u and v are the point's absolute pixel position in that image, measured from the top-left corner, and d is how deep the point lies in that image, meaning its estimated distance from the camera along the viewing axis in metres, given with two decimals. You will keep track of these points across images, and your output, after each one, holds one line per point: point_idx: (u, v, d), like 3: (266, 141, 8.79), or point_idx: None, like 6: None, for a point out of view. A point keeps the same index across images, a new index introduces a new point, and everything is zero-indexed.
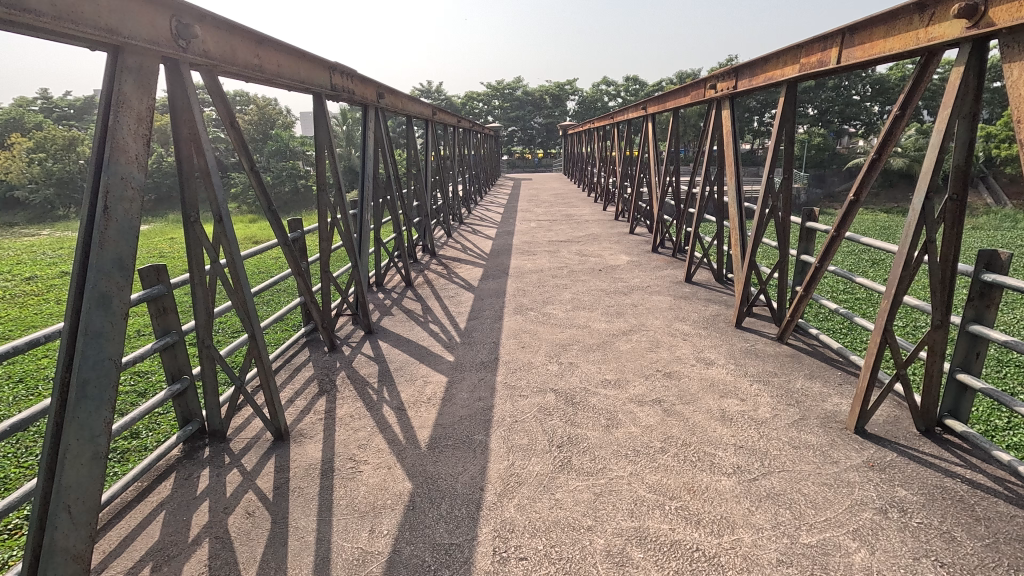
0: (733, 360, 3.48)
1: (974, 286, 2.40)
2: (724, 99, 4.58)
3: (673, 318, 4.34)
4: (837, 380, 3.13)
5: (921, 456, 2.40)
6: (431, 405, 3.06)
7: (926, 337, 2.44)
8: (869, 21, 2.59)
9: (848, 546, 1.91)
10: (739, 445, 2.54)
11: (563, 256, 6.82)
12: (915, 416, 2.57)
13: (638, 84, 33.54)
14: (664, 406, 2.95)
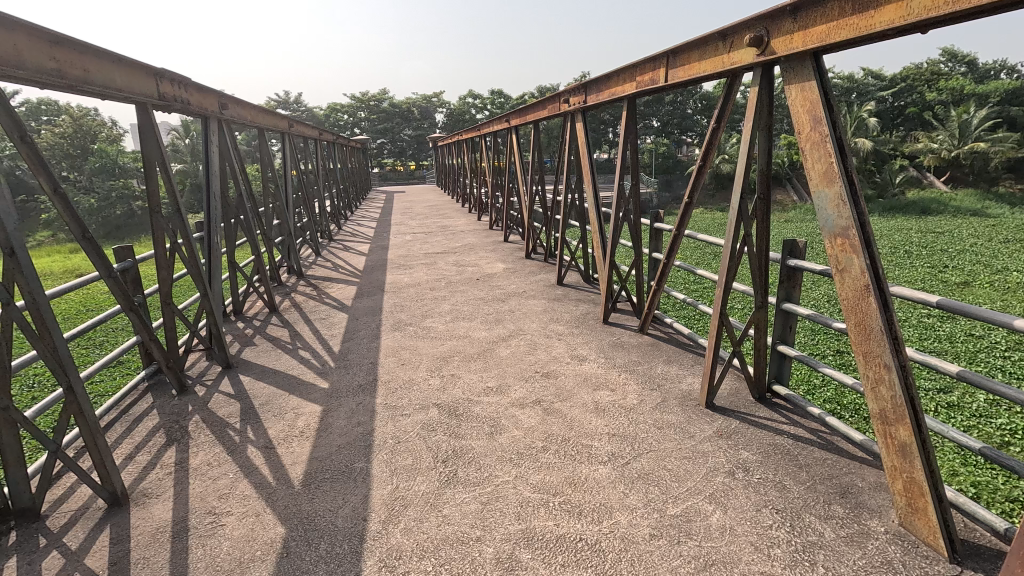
0: (602, 354, 3.74)
1: (783, 270, 2.85)
2: (577, 112, 4.93)
3: (548, 320, 4.55)
4: (689, 362, 3.52)
5: (757, 420, 2.78)
6: (304, 438, 2.84)
7: (753, 317, 2.84)
8: (686, 46, 2.97)
9: (705, 510, 2.13)
10: (612, 433, 2.73)
11: (440, 267, 6.81)
12: (751, 385, 2.97)
13: (503, 98, 34.87)
14: (543, 405, 3.06)
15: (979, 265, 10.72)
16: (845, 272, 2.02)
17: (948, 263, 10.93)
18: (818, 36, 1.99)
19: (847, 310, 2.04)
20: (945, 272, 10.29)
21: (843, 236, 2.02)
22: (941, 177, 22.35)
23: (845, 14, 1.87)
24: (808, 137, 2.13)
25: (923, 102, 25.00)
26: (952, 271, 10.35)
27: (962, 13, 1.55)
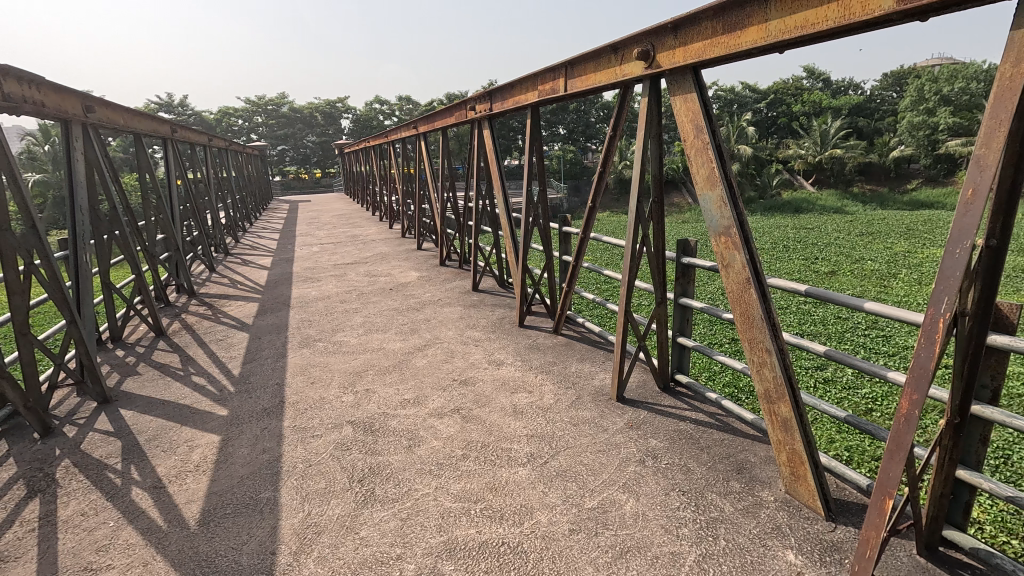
0: (519, 358, 3.79)
1: (679, 267, 3.06)
2: (484, 120, 4.97)
3: (464, 327, 4.53)
4: (601, 359, 3.67)
5: (663, 408, 2.96)
6: (200, 472, 2.59)
7: (655, 312, 3.03)
8: (582, 58, 3.11)
9: (620, 500, 2.23)
10: (531, 434, 2.77)
11: (351, 278, 6.55)
12: (657, 376, 3.16)
13: (412, 104, 34.42)
14: (462, 413, 3.05)
15: (842, 256, 12.27)
16: (729, 268, 2.22)
17: (818, 255, 12.40)
18: (696, 53, 2.17)
19: (733, 301, 2.23)
20: (817, 264, 11.65)
21: (726, 234, 2.20)
22: (808, 180, 25.35)
23: (717, 34, 2.05)
24: (693, 144, 2.31)
25: (791, 113, 28.19)
26: (821, 262, 11.74)
27: (809, 38, 1.75)
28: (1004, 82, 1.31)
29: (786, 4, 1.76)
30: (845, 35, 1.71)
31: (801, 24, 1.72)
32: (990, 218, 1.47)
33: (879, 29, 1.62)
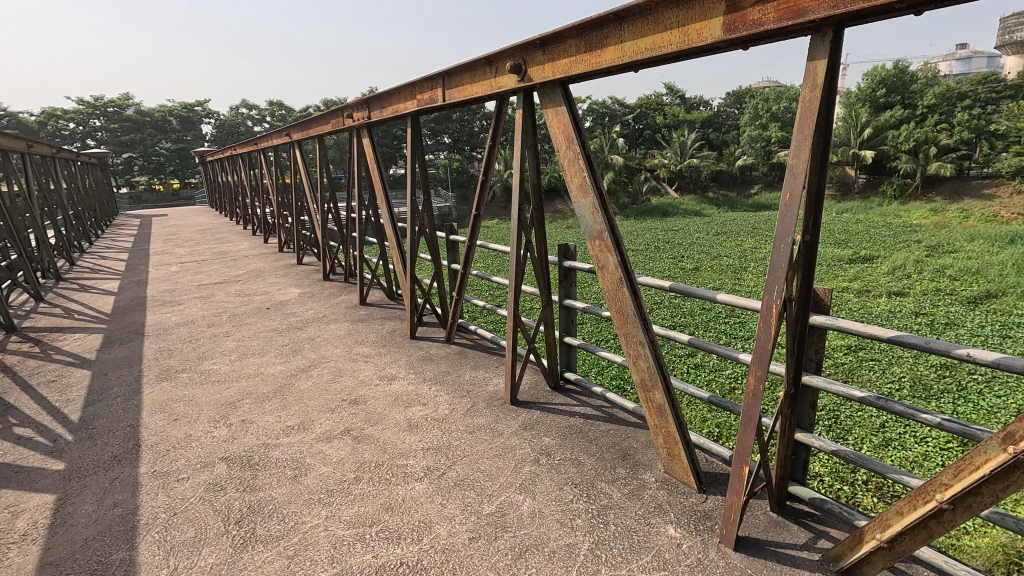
0: (412, 370, 3.70)
1: (561, 271, 3.21)
2: (362, 127, 4.81)
3: (352, 343, 4.33)
4: (494, 364, 3.72)
5: (554, 407, 3.07)
6: (30, 541, 2.17)
7: (541, 315, 3.14)
8: (458, 69, 3.15)
9: (517, 501, 2.27)
10: (427, 447, 2.73)
11: (219, 299, 5.93)
12: (547, 376, 3.28)
13: (284, 110, 32.23)
14: (353, 433, 2.90)
15: (703, 254, 13.78)
16: (605, 269, 2.37)
17: (684, 255, 13.79)
18: (564, 68, 2.30)
19: (610, 299, 2.39)
20: (684, 262, 12.93)
21: (600, 238, 2.35)
22: (673, 186, 28.12)
23: (581, 51, 2.19)
24: (566, 154, 2.44)
25: (655, 126, 31.07)
26: (687, 260, 13.08)
27: (657, 59, 1.93)
28: (805, 103, 1.55)
29: (637, 27, 1.93)
30: (686, 59, 1.91)
31: (651, 45, 1.89)
32: (804, 217, 1.74)
33: (713, 55, 1.84)
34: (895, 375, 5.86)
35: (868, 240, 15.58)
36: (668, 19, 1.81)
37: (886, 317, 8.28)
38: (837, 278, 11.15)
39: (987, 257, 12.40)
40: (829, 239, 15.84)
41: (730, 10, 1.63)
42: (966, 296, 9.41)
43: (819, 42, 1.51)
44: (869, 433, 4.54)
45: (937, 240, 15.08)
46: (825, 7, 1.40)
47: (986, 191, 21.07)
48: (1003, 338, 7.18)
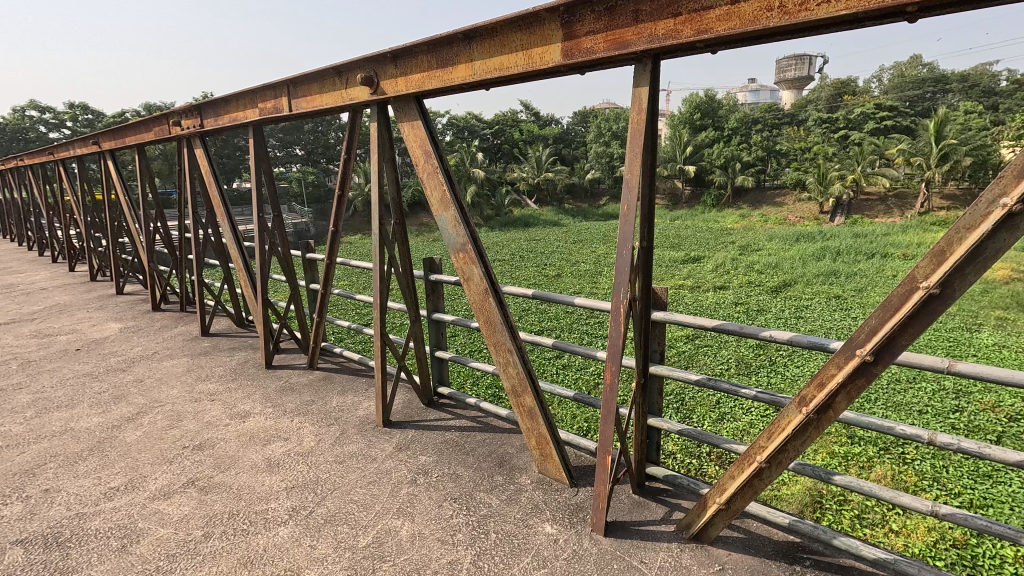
0: (269, 403, 3.36)
1: (427, 285, 3.18)
2: (193, 137, 4.28)
3: (194, 381, 3.80)
4: (363, 387, 3.54)
5: (429, 423, 3.02)
6: None
7: (410, 331, 3.07)
8: (304, 78, 2.97)
9: (395, 526, 2.18)
10: (291, 486, 2.49)
11: (6, 343, 4.79)
12: (419, 393, 3.21)
13: (92, 114, 27.43)
14: (200, 484, 2.54)
15: (564, 261, 14.71)
16: (470, 281, 2.39)
17: (547, 263, 14.61)
18: (416, 83, 2.29)
19: (476, 310, 2.42)
20: (547, 269, 13.68)
21: (463, 250, 2.37)
22: (532, 199, 29.68)
23: (433, 67, 2.20)
24: (424, 168, 2.43)
25: (512, 141, 32.52)
26: (550, 268, 13.87)
27: (506, 78, 2.01)
28: (634, 125, 1.74)
29: (485, 47, 2.00)
30: (531, 80, 2.03)
31: (498, 66, 1.97)
32: (641, 225, 1.96)
33: (554, 78, 1.97)
34: (724, 358, 6.85)
35: (696, 243, 18.04)
36: (512, 42, 1.91)
37: (714, 309, 9.64)
38: (675, 277, 12.71)
39: (781, 253, 15.13)
40: (667, 243, 18.01)
41: (567, 38, 1.77)
42: (769, 286, 11.35)
43: (642, 71, 1.71)
44: (708, 410, 5.25)
45: (746, 241, 18.01)
46: (643, 41, 1.59)
47: (777, 200, 25.77)
48: (797, 318, 8.81)
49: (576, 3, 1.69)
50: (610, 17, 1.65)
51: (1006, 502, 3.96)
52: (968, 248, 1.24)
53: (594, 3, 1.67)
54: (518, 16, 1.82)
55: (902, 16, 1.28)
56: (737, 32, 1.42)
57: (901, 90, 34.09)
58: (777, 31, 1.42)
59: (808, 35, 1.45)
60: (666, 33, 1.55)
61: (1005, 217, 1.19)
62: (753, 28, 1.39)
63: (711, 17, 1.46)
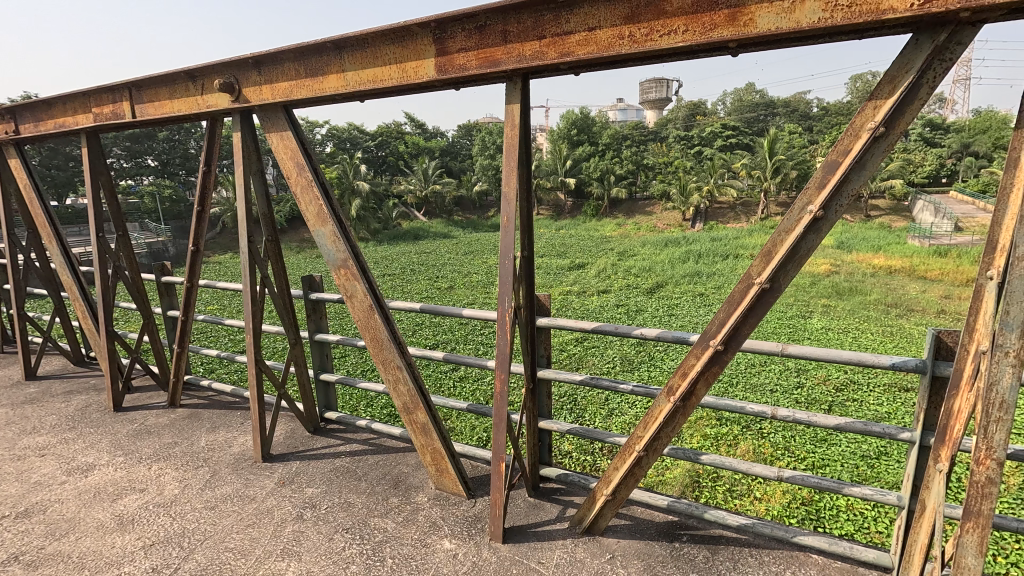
0: (120, 451, 2.91)
1: (308, 304, 2.99)
2: (6, 145, 3.59)
3: (16, 434, 3.17)
4: (238, 420, 3.21)
5: (316, 452, 2.82)
6: None
7: (290, 354, 2.85)
8: (150, 81, 2.64)
9: (280, 569, 2.01)
10: (150, 544, 2.18)
11: None
12: (303, 420, 2.99)
13: None
14: (26, 559, 2.12)
15: (455, 273, 14.72)
16: (353, 297, 2.27)
17: (439, 275, 14.54)
18: (284, 91, 2.16)
19: (361, 327, 2.30)
20: (439, 282, 13.61)
21: (345, 266, 2.25)
22: (421, 212, 29.39)
23: (301, 76, 2.09)
24: (297, 181, 2.27)
25: (397, 153, 31.94)
26: (442, 280, 13.82)
27: (380, 90, 1.98)
28: (509, 139, 1.80)
29: (357, 58, 1.95)
30: (407, 93, 2.02)
31: (371, 78, 1.93)
32: (520, 235, 2.04)
33: (430, 92, 1.98)
34: (610, 357, 7.32)
35: (580, 250, 19.13)
36: (385, 54, 1.88)
37: (598, 312, 10.26)
38: (562, 283, 13.35)
39: (653, 258, 16.60)
40: (553, 251, 18.87)
41: (439, 54, 1.79)
42: (645, 288, 12.37)
43: (513, 89, 1.78)
44: (599, 408, 5.62)
45: (623, 247, 19.48)
46: (513, 60, 1.67)
47: (648, 209, 28.27)
48: (670, 316, 9.71)
49: (446, 21, 1.72)
50: (480, 35, 1.70)
51: (838, 460, 4.72)
52: (788, 247, 1.46)
53: (464, 21, 1.71)
54: (390, 28, 1.80)
55: (727, 51, 1.48)
56: (595, 57, 1.54)
57: (741, 112, 39.35)
58: (629, 57, 1.57)
59: (656, 62, 1.61)
60: (532, 54, 1.63)
61: (812, 220, 1.42)
62: (608, 54, 1.52)
63: (572, 42, 1.56)
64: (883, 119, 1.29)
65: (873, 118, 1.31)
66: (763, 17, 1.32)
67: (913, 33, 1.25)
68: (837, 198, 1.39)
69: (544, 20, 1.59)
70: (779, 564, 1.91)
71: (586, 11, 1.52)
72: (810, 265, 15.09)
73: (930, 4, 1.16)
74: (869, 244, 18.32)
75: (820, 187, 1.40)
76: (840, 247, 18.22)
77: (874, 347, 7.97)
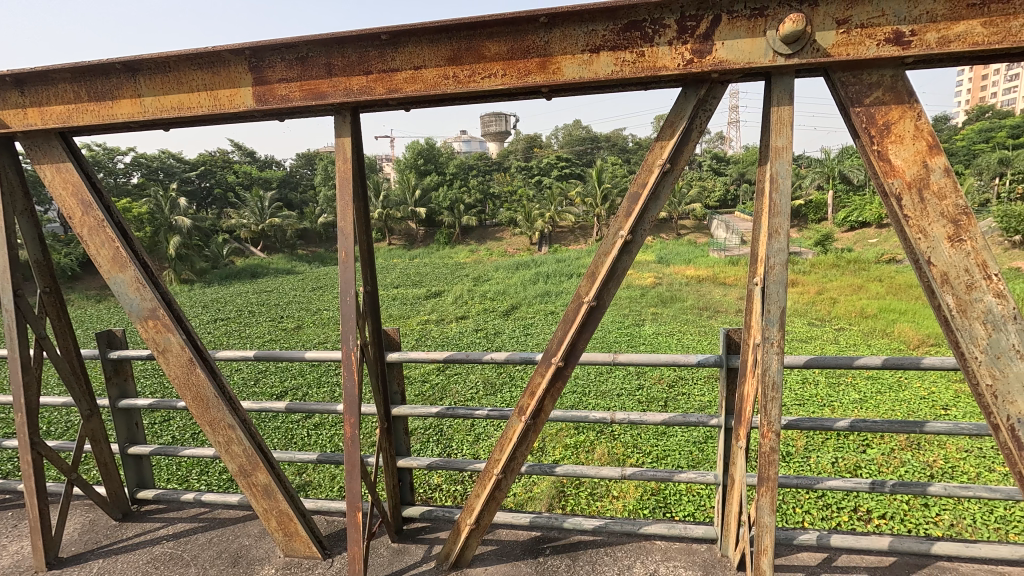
0: None
1: (108, 365, 2.50)
2: None
3: None
4: (11, 522, 2.53)
5: (126, 543, 2.34)
6: None
7: (83, 430, 2.34)
8: None
9: None
10: None
11: None
12: (108, 507, 2.46)
13: None
14: None
15: (303, 312, 13.64)
16: (167, 352, 1.89)
17: (283, 314, 13.38)
18: (60, 115, 1.80)
19: (179, 387, 1.91)
20: (284, 322, 12.51)
21: (153, 316, 1.87)
22: (258, 247, 26.80)
23: (81, 99, 1.78)
24: (81, 222, 1.88)
25: (225, 184, 28.87)
26: (287, 320, 12.72)
27: (186, 119, 1.77)
28: (341, 174, 1.74)
29: (155, 83, 1.72)
30: (221, 123, 1.84)
31: (175, 105, 1.72)
32: (362, 270, 2.02)
33: (249, 124, 1.84)
34: (472, 382, 7.38)
35: (436, 278, 19.18)
36: (191, 81, 1.70)
37: (457, 338, 10.32)
38: (419, 312, 13.23)
39: (506, 281, 17.38)
40: (408, 281, 18.59)
41: (257, 83, 1.67)
42: (501, 311, 12.80)
43: (342, 123, 1.73)
44: (465, 435, 5.65)
45: (478, 273, 20.00)
46: (340, 93, 1.63)
47: (497, 235, 29.52)
48: (525, 337, 10.18)
49: (262, 49, 1.62)
50: (301, 67, 1.63)
51: (676, 449, 5.36)
52: (608, 267, 1.63)
53: (283, 51, 1.63)
54: (194, 52, 1.63)
55: (541, 94, 1.62)
56: (422, 94, 1.58)
57: (572, 145, 43.65)
58: (455, 97, 1.64)
59: (480, 103, 1.71)
60: (359, 89, 1.61)
61: (623, 244, 1.61)
62: (434, 92, 1.57)
63: (398, 78, 1.59)
64: (668, 158, 1.53)
65: (661, 155, 1.54)
66: (568, 68, 1.49)
67: (683, 88, 1.52)
68: (641, 223, 1.60)
69: (370, 56, 1.59)
70: (629, 557, 2.08)
71: (410, 50, 1.56)
72: (639, 279, 17.12)
73: (691, 65, 1.42)
74: (682, 257, 21.46)
75: (627, 215, 1.60)
76: (661, 262, 21.01)
77: (693, 346, 9.31)
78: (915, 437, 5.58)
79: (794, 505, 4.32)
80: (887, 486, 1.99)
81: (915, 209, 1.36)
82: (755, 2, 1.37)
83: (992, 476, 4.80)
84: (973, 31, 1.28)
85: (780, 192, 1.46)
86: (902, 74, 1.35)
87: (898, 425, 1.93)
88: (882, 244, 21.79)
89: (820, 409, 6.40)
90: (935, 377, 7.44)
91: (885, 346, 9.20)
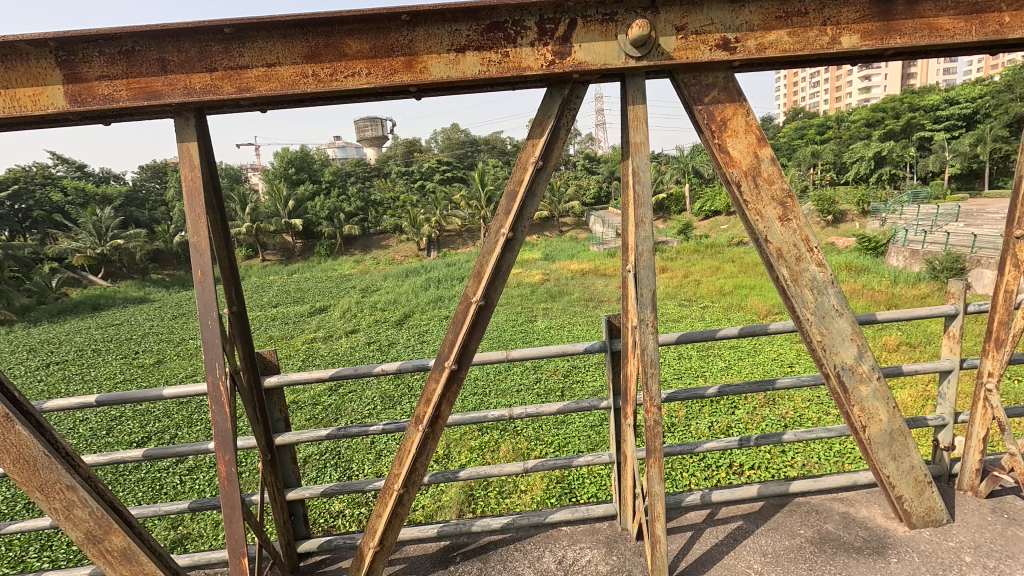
0: None
1: None
2: None
3: None
4: None
5: None
6: None
7: None
8: None
9: None
10: None
11: None
12: None
13: None
14: None
15: (164, 344, 12.04)
16: None
17: (137, 349, 11.72)
18: None
19: None
20: (139, 358, 10.94)
21: None
22: (99, 274, 23.05)
23: None
24: None
25: (48, 204, 24.51)
26: (143, 355, 11.15)
27: None
28: (189, 182, 1.52)
29: None
30: (26, 127, 1.53)
31: None
32: (225, 288, 1.82)
33: (64, 127, 1.55)
34: (368, 399, 7.05)
35: (319, 293, 18.09)
36: None
37: (349, 354, 9.79)
38: (304, 330, 12.40)
39: (397, 289, 16.92)
40: (288, 298, 17.29)
41: (70, 80, 1.41)
42: (393, 321, 12.42)
43: (184, 126, 1.52)
44: (365, 453, 5.40)
45: (366, 284, 19.22)
46: (178, 93, 1.44)
47: (383, 243, 28.61)
48: (421, 345, 9.94)
49: (72, 40, 1.37)
50: (127, 61, 1.41)
51: (576, 435, 5.63)
52: (493, 265, 1.63)
53: (101, 43, 1.40)
54: None
55: (410, 94, 1.58)
56: (280, 94, 1.46)
57: (452, 149, 43.84)
58: (317, 96, 1.53)
59: (345, 103, 1.62)
60: (202, 87, 1.44)
61: (506, 241, 1.62)
62: (293, 91, 1.46)
63: (250, 76, 1.44)
64: (540, 155, 1.57)
65: (533, 153, 1.57)
66: (434, 67, 1.47)
67: (548, 88, 1.57)
68: (521, 220, 1.62)
69: (212, 51, 1.43)
70: (538, 548, 2.12)
71: (261, 46, 1.43)
72: (528, 277, 17.64)
73: (554, 66, 1.48)
74: (566, 253, 22.62)
75: (507, 212, 1.61)
76: (547, 259, 21.87)
77: (583, 337, 9.80)
78: (770, 394, 6.42)
79: (681, 470, 4.75)
80: (752, 439, 2.24)
81: (752, 195, 1.54)
82: (605, 7, 1.46)
83: (829, 418, 5.69)
84: (783, 39, 1.49)
85: (641, 184, 1.58)
86: (732, 76, 1.53)
87: (756, 385, 2.18)
88: (731, 229, 24.79)
89: (695, 379, 7.14)
90: (781, 340, 8.65)
91: (742, 318, 10.54)
